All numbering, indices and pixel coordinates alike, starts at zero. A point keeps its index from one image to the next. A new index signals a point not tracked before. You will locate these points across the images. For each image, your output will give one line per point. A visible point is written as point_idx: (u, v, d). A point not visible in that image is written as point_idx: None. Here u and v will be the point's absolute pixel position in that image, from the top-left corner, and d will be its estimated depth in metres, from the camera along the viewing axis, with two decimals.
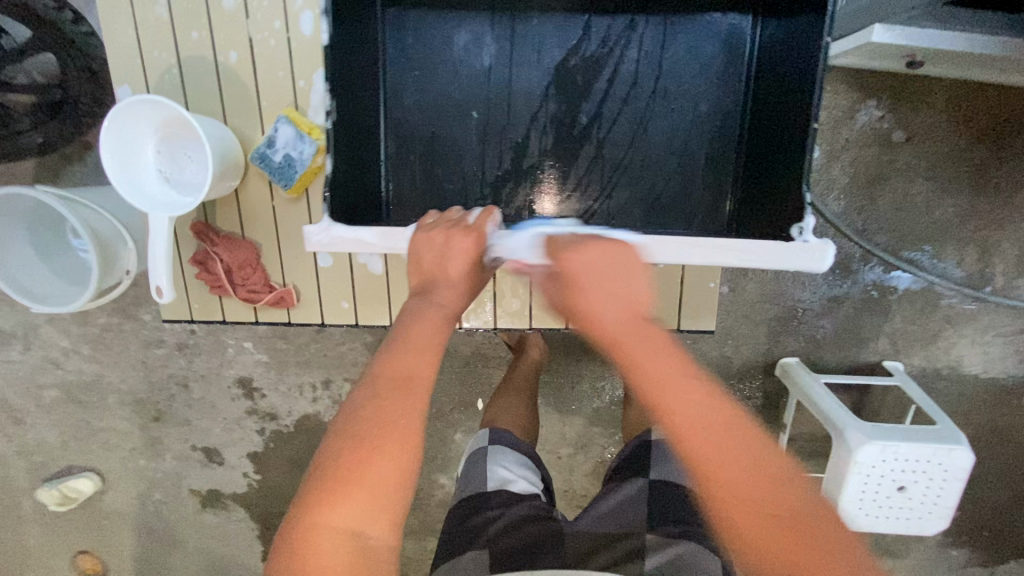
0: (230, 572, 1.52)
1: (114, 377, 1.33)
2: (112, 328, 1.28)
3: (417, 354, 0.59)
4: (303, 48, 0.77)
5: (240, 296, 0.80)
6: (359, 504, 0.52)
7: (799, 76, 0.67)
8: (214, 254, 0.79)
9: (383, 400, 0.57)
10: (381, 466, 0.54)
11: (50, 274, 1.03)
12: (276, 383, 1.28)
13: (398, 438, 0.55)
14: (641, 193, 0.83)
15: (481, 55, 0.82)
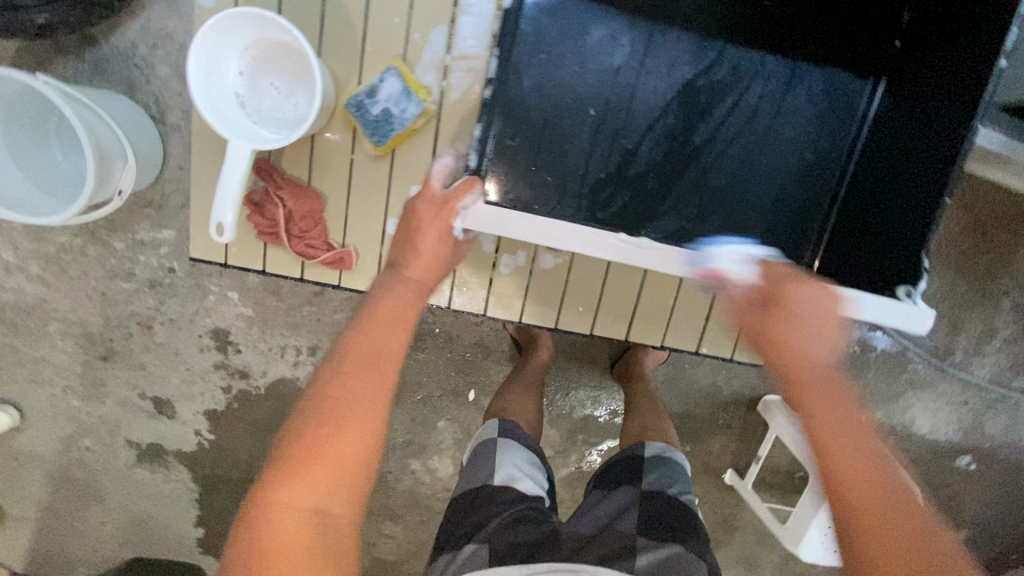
0: (155, 533, 1.39)
1: (62, 304, 1.17)
2: (72, 250, 1.12)
3: (385, 328, 0.53)
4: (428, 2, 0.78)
5: (295, 246, 0.80)
6: (312, 492, 0.46)
7: (933, 147, 0.71)
8: (276, 199, 0.79)
9: (349, 371, 0.49)
10: (344, 446, 0.47)
11: (24, 178, 0.90)
12: (256, 341, 1.18)
13: (364, 417, 0.48)
14: (736, 224, 0.83)
15: (613, 53, 0.80)
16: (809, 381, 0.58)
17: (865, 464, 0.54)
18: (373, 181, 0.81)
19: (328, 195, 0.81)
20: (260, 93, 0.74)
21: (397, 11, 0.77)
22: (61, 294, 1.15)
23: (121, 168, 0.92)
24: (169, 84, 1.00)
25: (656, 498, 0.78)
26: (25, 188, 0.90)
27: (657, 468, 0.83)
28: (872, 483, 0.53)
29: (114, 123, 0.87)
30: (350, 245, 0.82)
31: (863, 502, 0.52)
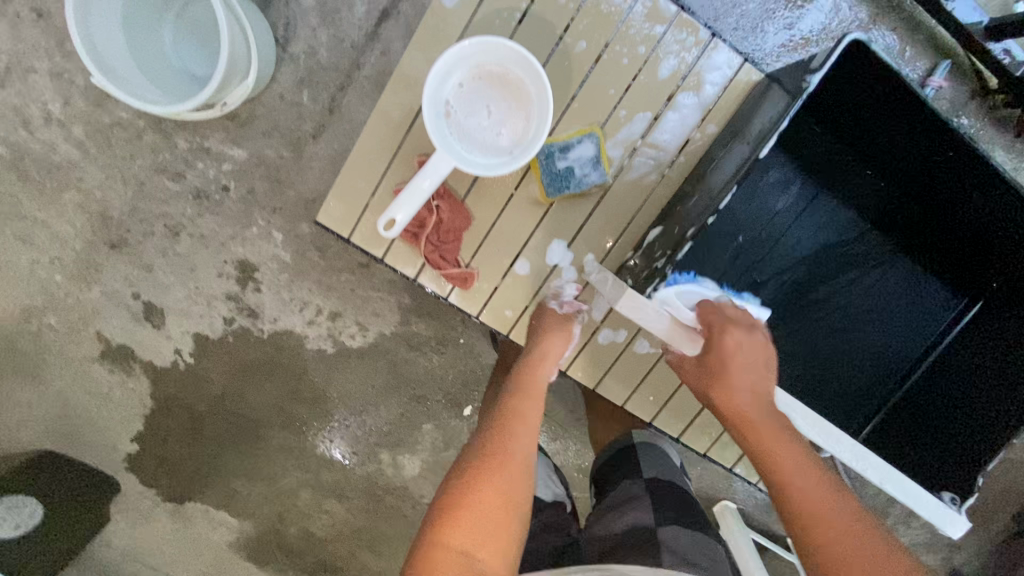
0: (80, 437, 1.27)
1: (90, 177, 1.08)
2: (130, 129, 1.04)
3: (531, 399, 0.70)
4: (645, 87, 0.79)
5: (430, 253, 0.80)
6: (484, 526, 0.57)
7: (1001, 393, 0.86)
8: (434, 205, 0.79)
9: (516, 406, 0.69)
10: (514, 461, 0.63)
11: (125, 48, 0.83)
12: (281, 287, 1.14)
13: (527, 443, 0.66)
14: (812, 372, 0.98)
15: (778, 199, 0.93)
16: (758, 417, 0.70)
17: (811, 492, 0.63)
18: (523, 216, 0.82)
19: (476, 220, 0.82)
20: (468, 109, 0.70)
21: (614, 84, 0.78)
22: (95, 166, 1.07)
23: (236, 83, 0.89)
24: (306, 15, 0.98)
25: (659, 487, 0.79)
26: (123, 57, 0.83)
27: (656, 459, 0.84)
28: (798, 490, 0.64)
29: (252, 36, 0.86)
30: (475, 267, 0.83)
31: (805, 508, 0.62)
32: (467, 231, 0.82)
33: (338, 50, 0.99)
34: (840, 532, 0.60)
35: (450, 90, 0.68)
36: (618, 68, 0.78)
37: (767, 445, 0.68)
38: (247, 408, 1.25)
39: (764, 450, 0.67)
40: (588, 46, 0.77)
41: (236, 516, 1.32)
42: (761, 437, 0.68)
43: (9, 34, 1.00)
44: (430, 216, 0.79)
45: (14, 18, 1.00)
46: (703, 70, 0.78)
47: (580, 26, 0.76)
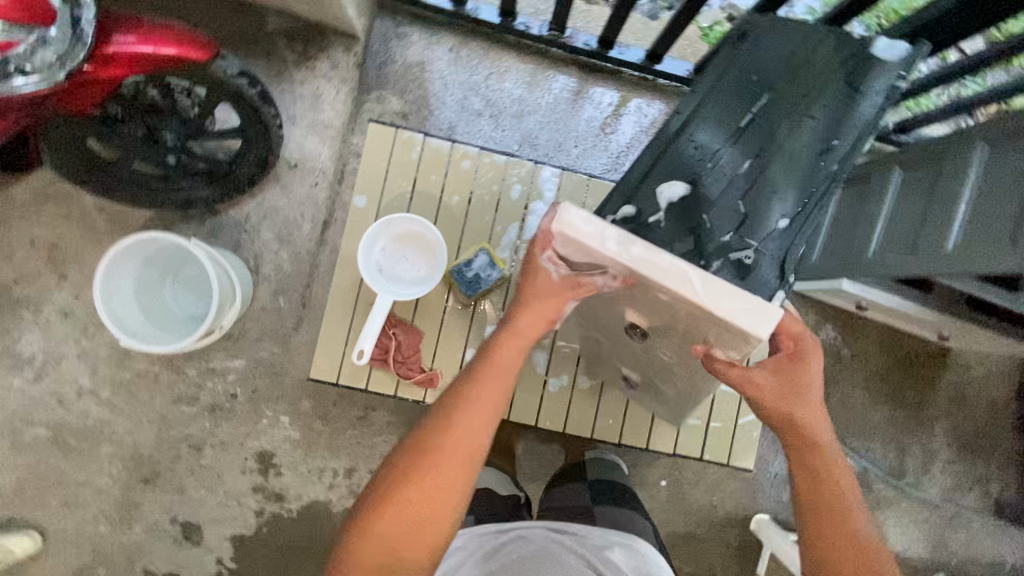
0: None
1: (121, 427, 1.27)
2: (148, 376, 1.27)
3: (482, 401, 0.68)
4: (508, 208, 0.91)
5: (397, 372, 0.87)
6: (401, 518, 0.65)
7: None
8: (387, 332, 0.86)
9: (466, 404, 0.68)
10: (455, 459, 0.66)
11: (138, 311, 1.08)
12: (298, 463, 1.29)
13: (465, 446, 0.67)
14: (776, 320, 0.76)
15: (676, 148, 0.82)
16: (806, 438, 0.74)
17: (833, 517, 0.71)
18: (455, 325, 0.90)
19: (426, 331, 0.89)
20: (391, 261, 0.85)
21: (486, 215, 0.90)
22: (124, 417, 1.27)
23: (228, 309, 1.14)
24: (268, 244, 1.27)
25: (607, 485, 0.96)
26: (137, 318, 1.07)
27: (608, 470, 1.01)
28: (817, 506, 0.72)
29: (233, 273, 1.14)
30: (437, 368, 0.89)
31: (826, 520, 0.72)
32: (422, 341, 0.89)
33: (298, 259, 1.28)
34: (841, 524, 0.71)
35: (375, 255, 0.83)
36: (485, 204, 0.91)
37: (828, 468, 0.74)
38: None
39: (828, 481, 0.73)
40: (460, 198, 0.90)
41: None
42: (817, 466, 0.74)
43: (43, 337, 1.24)
44: (387, 342, 0.86)
45: (45, 324, 1.24)
46: (540, 183, 0.92)
47: (450, 184, 0.90)
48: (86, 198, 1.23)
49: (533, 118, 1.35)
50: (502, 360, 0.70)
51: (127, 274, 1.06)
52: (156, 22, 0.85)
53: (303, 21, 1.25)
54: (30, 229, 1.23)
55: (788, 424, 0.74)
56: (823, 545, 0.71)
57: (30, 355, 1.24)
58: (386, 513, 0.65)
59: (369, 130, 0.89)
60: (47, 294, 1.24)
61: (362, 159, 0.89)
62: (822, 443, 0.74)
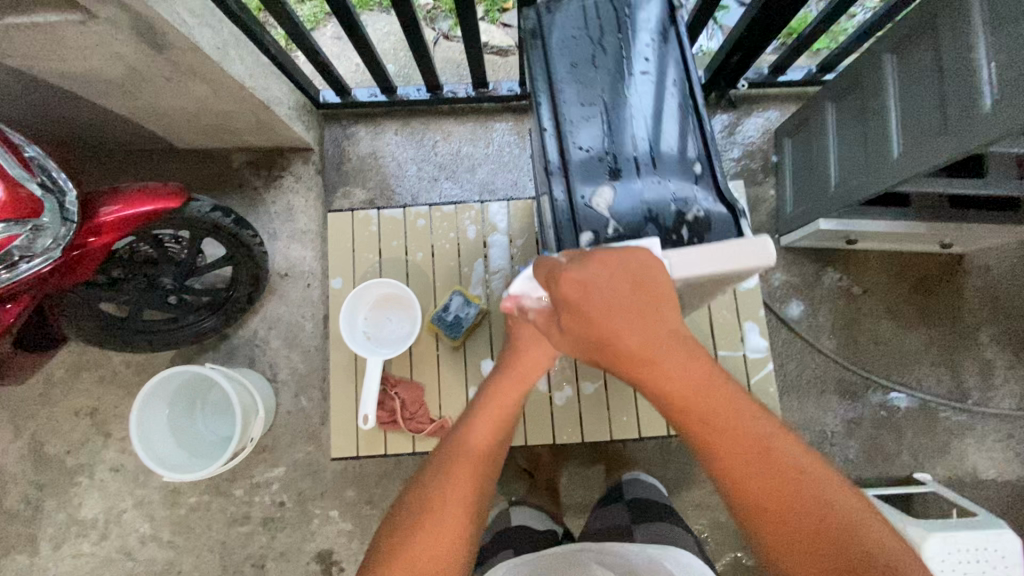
0: None
1: (187, 564, 1.31)
2: (200, 507, 1.32)
3: (489, 424, 0.68)
4: (469, 248, 0.98)
5: (408, 429, 0.90)
6: (425, 546, 0.61)
7: None
8: (389, 393, 0.90)
9: (478, 428, 0.68)
10: (463, 494, 0.64)
11: (175, 446, 1.15)
12: (358, 554, 1.30)
13: (472, 481, 0.65)
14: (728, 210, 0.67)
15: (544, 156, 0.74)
16: (667, 368, 0.59)
17: (765, 476, 0.59)
18: (451, 365, 0.93)
19: (425, 383, 0.93)
20: (375, 329, 0.91)
21: (451, 258, 0.97)
22: (187, 553, 1.31)
23: (255, 422, 1.21)
24: (280, 352, 1.36)
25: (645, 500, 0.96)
26: (175, 453, 1.14)
27: (641, 482, 1.01)
28: (712, 444, 0.60)
29: (253, 388, 1.22)
30: (445, 415, 0.91)
31: (735, 469, 0.59)
32: (425, 392, 0.92)
33: (309, 357, 1.35)
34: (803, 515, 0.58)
35: (358, 327, 0.89)
36: (447, 251, 0.97)
37: (706, 397, 0.60)
38: None
39: (699, 413, 0.60)
40: (424, 253, 0.98)
41: None
42: (690, 393, 0.60)
43: (101, 497, 1.32)
44: (392, 403, 0.90)
45: (101, 484, 1.32)
46: (490, 217, 0.98)
47: (411, 244, 0.98)
48: (113, 358, 1.35)
49: (485, 168, 1.44)
50: (501, 396, 0.70)
51: (159, 413, 1.13)
52: (132, 186, 0.97)
53: (262, 150, 1.40)
54: (72, 400, 1.34)
55: (638, 341, 0.58)
56: (749, 496, 0.59)
57: (93, 517, 1.32)
58: (400, 551, 0.61)
59: (329, 220, 0.98)
60: (98, 456, 1.33)
61: (330, 247, 0.98)
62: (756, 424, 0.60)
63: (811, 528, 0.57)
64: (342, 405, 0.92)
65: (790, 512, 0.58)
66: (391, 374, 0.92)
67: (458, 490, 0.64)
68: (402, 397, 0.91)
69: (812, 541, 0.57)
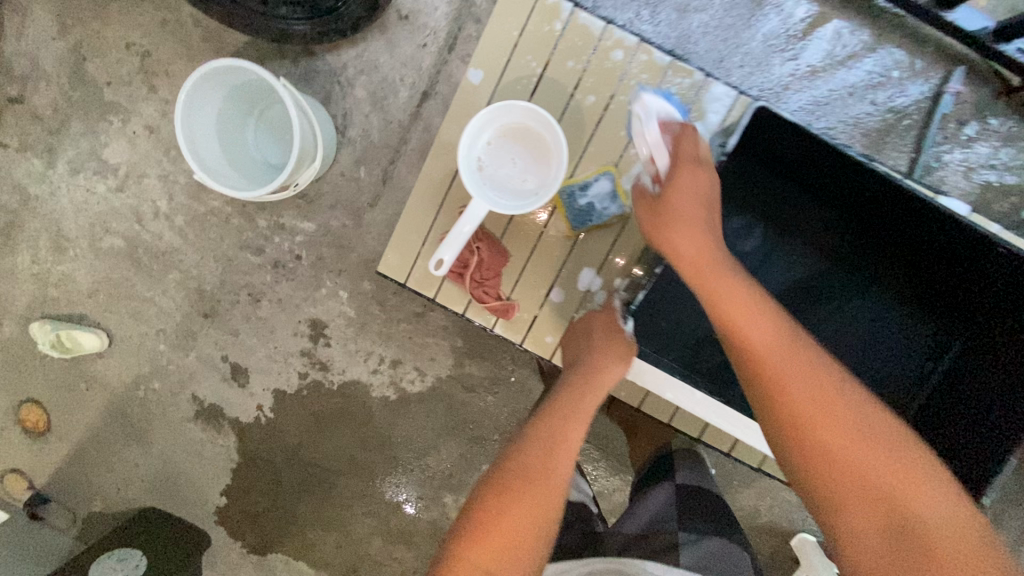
0: (181, 488, 1.44)
1: (190, 258, 1.27)
2: (219, 215, 1.24)
3: (567, 420, 0.66)
4: None
5: (473, 290, 0.83)
6: (494, 543, 0.56)
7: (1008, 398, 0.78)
8: (473, 246, 0.82)
9: (558, 422, 0.66)
10: (543, 484, 0.60)
11: (215, 145, 1.00)
12: (348, 341, 1.26)
13: (559, 465, 0.62)
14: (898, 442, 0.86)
15: (744, 242, 0.96)
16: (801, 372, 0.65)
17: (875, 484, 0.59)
18: (549, 255, 0.85)
19: (514, 253, 0.84)
20: (497, 161, 0.73)
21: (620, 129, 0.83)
22: (193, 249, 1.26)
23: (306, 168, 1.04)
24: (360, 105, 1.14)
25: (687, 491, 0.88)
26: (214, 154, 1.00)
27: (689, 466, 0.92)
28: (836, 436, 0.61)
29: (318, 129, 1.03)
30: (514, 300, 0.84)
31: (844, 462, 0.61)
32: (507, 262, 0.84)
33: (388, 129, 1.15)
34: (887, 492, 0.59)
35: (480, 144, 0.72)
36: (619, 118, 0.83)
37: (805, 383, 0.64)
38: (319, 457, 1.36)
39: (801, 415, 0.63)
40: (595, 103, 0.83)
41: (317, 565, 1.43)
42: (788, 376, 0.64)
43: (128, 150, 1.22)
44: (471, 257, 0.82)
45: (131, 135, 1.22)
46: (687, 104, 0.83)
47: (580, 93, 0.83)
48: (185, 7, 1.13)
49: (699, 17, 1.07)
50: (575, 399, 0.69)
51: (210, 104, 0.99)
52: None
53: None
54: (127, 30, 1.15)
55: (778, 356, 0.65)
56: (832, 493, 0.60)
57: (115, 164, 1.23)
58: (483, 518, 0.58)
59: (497, 25, 0.83)
60: (136, 107, 1.19)
61: (486, 54, 0.84)
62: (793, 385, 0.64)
63: (879, 505, 0.59)
64: (420, 228, 0.83)
65: (868, 490, 0.59)
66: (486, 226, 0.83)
67: (533, 484, 0.60)
68: (483, 257, 0.83)
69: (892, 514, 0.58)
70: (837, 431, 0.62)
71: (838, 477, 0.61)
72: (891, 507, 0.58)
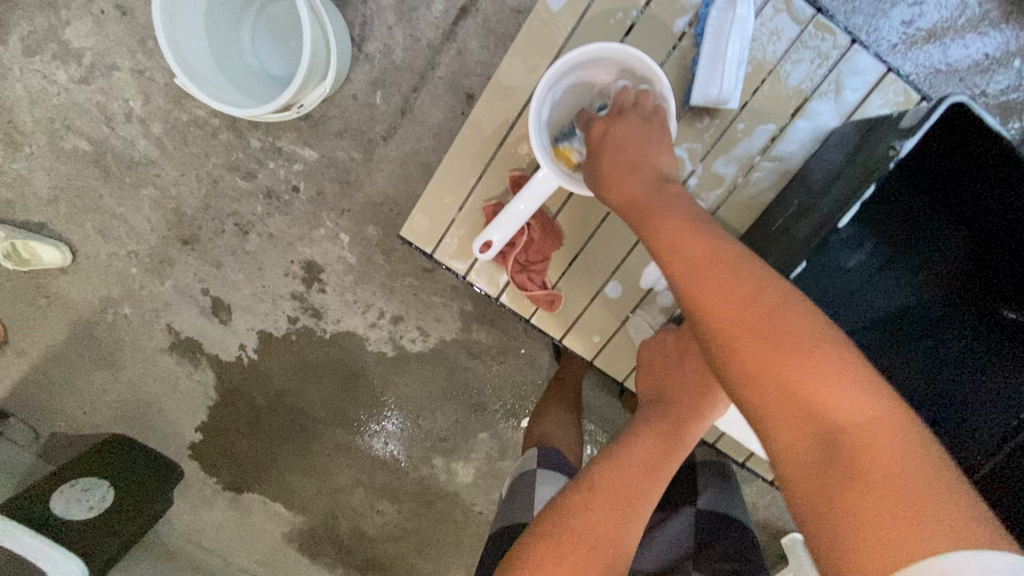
0: (153, 419, 1.35)
1: (167, 174, 1.10)
2: (205, 128, 1.06)
3: (633, 474, 0.56)
4: (770, 94, 0.75)
5: (515, 274, 0.76)
6: None
7: None
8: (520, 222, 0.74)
9: (619, 472, 0.56)
10: (598, 545, 0.51)
11: (206, 47, 0.83)
12: (345, 289, 1.13)
13: (619, 525, 0.53)
14: None
15: (850, 256, 0.79)
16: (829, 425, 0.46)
17: (877, 457, 0.44)
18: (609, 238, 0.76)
19: (567, 234, 0.76)
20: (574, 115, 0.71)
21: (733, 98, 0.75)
22: (171, 164, 1.09)
23: (314, 85, 0.84)
24: (383, 13, 0.95)
25: (710, 520, 0.77)
26: (205, 59, 0.82)
27: (718, 485, 0.80)
28: (824, 403, 0.47)
29: (333, 38, 0.82)
30: (561, 289, 0.77)
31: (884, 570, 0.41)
32: (557, 246, 0.76)
33: (414, 48, 0.96)
34: (873, 491, 0.43)
35: (556, 100, 0.70)
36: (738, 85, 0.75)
37: (779, 336, 0.50)
38: (306, 406, 1.27)
39: (788, 382, 0.48)
40: None
41: (293, 510, 1.37)
42: (767, 324, 0.51)
43: (96, 34, 1.03)
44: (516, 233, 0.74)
45: (100, 16, 1.02)
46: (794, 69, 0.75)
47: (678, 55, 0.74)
48: None
49: None
50: (643, 447, 0.59)
51: None
52: None
53: None
54: None
55: (807, 381, 0.48)
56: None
57: (80, 49, 1.04)
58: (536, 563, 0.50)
59: None
60: None
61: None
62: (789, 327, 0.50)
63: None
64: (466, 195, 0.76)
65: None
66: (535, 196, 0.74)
67: (590, 546, 0.51)
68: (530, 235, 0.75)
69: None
70: (804, 372, 0.48)
71: (843, 450, 0.45)
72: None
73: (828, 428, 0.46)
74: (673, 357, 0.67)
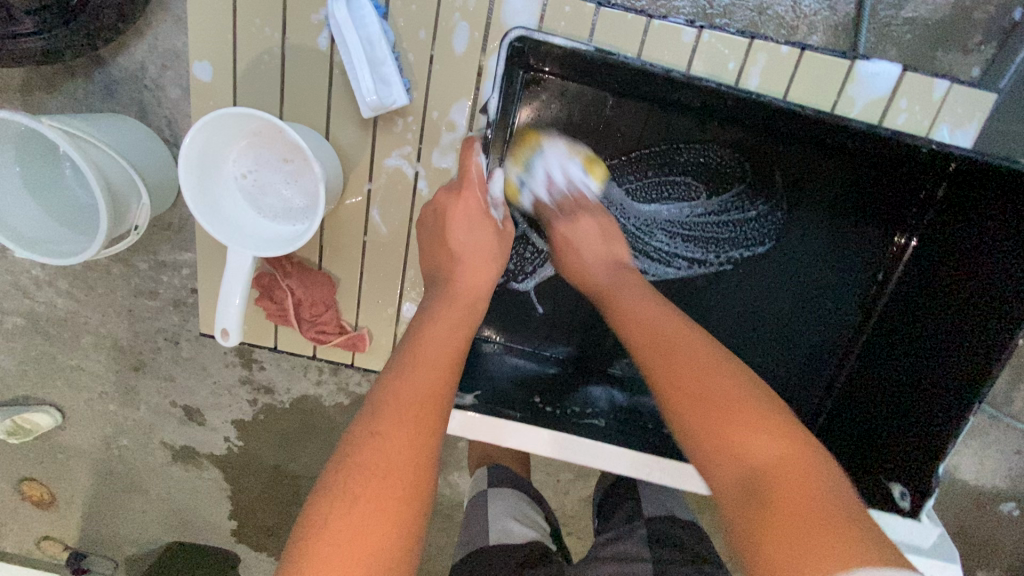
0: (193, 520, 1.48)
1: (92, 318, 1.19)
2: (99, 269, 1.13)
3: (428, 371, 0.56)
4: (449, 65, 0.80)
5: (308, 332, 0.87)
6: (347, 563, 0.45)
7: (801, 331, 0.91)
8: (288, 287, 0.84)
9: (405, 374, 0.55)
10: (397, 456, 0.50)
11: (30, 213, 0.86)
12: (280, 360, 1.19)
13: (424, 428, 0.52)
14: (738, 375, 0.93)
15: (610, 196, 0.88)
16: (730, 396, 0.56)
17: (759, 463, 0.52)
18: (387, 262, 0.87)
19: (339, 278, 0.88)
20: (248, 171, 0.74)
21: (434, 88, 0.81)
22: (91, 309, 1.18)
23: (134, 205, 0.87)
24: (181, 107, 0.95)
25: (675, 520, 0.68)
26: (35, 224, 0.86)
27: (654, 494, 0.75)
28: (714, 397, 0.56)
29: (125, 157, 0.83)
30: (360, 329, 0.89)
31: (765, 482, 0.50)
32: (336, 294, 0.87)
33: None
34: (729, 450, 0.53)
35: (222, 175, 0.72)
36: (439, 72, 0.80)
37: (703, 368, 0.58)
38: (304, 469, 1.35)
39: (717, 422, 0.55)
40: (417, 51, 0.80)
41: None
42: (680, 348, 0.61)
43: None
44: (289, 299, 0.85)
45: None
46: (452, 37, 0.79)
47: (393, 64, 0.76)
48: None
49: None
50: (432, 334, 0.60)
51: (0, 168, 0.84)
52: None
53: None
54: None
55: (724, 422, 0.55)
56: (775, 542, 0.47)
57: None
58: (335, 532, 0.46)
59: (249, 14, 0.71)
60: None
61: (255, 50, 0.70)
62: (678, 332, 0.62)
63: (785, 527, 0.47)
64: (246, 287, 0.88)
65: (779, 505, 0.49)
66: (291, 261, 0.85)
67: (386, 468, 0.49)
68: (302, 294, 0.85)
69: (806, 523, 0.47)
70: (731, 398, 0.56)
71: (722, 434, 0.54)
72: (796, 522, 0.47)
73: (705, 410, 0.55)
74: (463, 222, 0.72)
